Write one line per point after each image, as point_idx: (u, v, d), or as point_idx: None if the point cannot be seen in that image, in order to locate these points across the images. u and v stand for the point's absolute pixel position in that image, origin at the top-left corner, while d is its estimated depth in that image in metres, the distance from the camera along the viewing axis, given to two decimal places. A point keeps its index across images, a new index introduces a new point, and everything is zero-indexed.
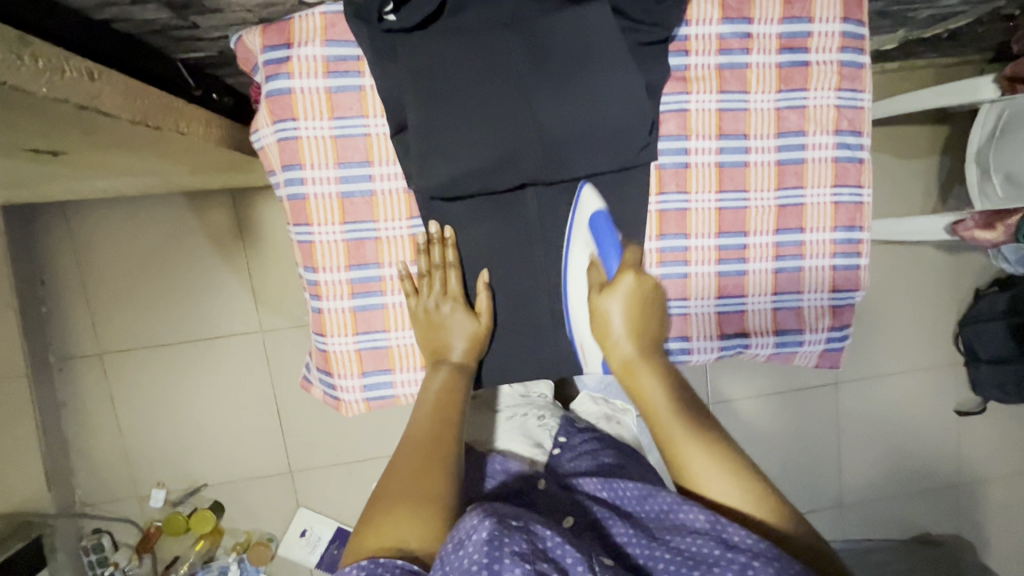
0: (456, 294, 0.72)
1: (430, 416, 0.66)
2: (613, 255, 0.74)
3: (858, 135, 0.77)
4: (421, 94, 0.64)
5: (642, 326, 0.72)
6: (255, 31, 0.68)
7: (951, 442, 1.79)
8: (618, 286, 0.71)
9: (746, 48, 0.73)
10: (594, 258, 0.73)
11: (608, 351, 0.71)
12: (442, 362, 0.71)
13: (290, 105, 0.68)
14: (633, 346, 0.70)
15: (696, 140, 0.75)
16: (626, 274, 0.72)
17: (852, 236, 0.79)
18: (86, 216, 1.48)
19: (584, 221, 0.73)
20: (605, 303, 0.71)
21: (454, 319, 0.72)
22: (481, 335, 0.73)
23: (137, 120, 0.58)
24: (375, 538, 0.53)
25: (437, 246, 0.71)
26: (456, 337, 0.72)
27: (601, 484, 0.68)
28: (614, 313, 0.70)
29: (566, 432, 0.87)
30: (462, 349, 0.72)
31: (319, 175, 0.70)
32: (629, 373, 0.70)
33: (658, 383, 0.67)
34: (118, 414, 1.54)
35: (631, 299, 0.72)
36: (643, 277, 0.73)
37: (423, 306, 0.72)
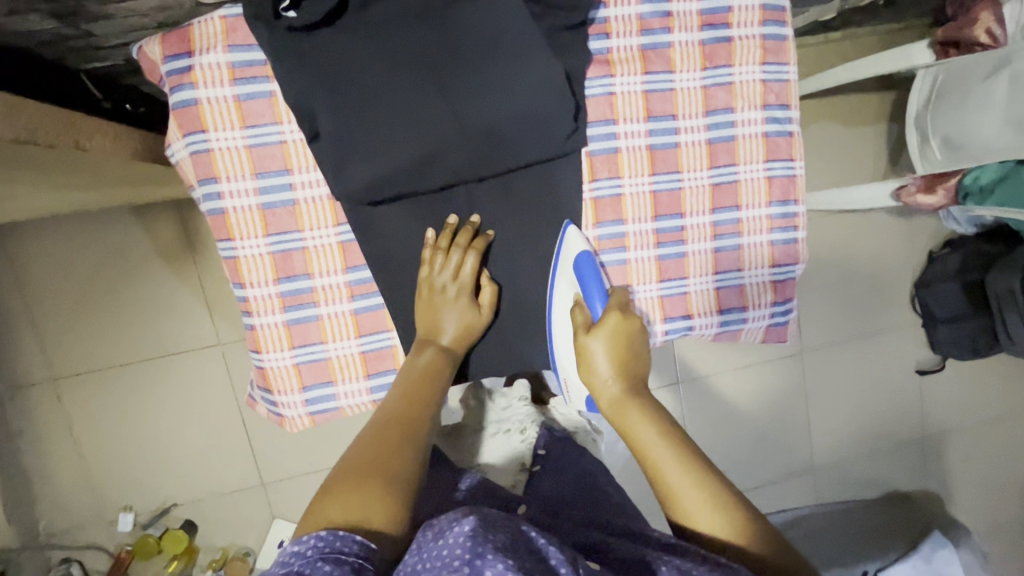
0: (465, 283, 0.70)
1: (408, 402, 0.63)
2: (599, 300, 0.71)
3: (787, 108, 0.77)
4: (331, 95, 0.61)
5: (629, 366, 0.66)
6: (154, 40, 0.64)
7: (914, 401, 1.85)
8: (604, 326, 0.67)
9: (668, 27, 0.72)
10: (578, 299, 0.71)
11: (595, 393, 0.66)
12: (432, 347, 0.69)
13: (198, 117, 0.65)
14: (621, 387, 0.65)
15: (625, 124, 0.73)
16: (611, 315, 0.68)
17: (787, 210, 0.80)
18: (20, 239, 1.41)
19: (569, 260, 0.72)
20: (590, 344, 0.67)
21: (455, 303, 0.70)
22: (476, 328, 0.72)
23: (23, 138, 0.54)
24: (333, 511, 0.49)
25: (465, 234, 0.70)
26: (450, 325, 0.70)
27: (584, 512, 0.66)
28: (598, 354, 0.66)
29: (546, 443, 0.85)
30: (453, 335, 0.71)
31: (236, 188, 0.67)
32: (620, 415, 0.63)
33: (647, 425, 0.61)
34: (76, 440, 1.49)
35: (619, 340, 0.67)
36: (631, 317, 0.69)
37: (427, 280, 0.70)
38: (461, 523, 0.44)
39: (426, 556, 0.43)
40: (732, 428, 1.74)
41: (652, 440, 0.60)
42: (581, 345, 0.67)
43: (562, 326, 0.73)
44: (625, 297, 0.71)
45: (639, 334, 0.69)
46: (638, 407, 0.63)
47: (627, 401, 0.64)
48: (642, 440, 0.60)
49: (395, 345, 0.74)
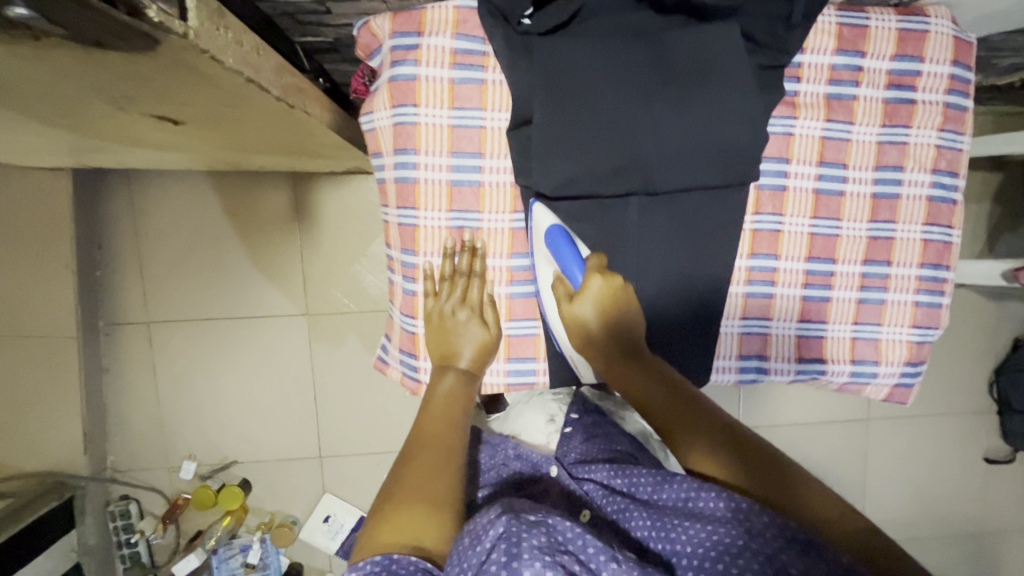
0: (474, 304, 0.75)
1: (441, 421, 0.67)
2: (574, 267, 0.69)
3: (955, 176, 0.78)
4: (552, 94, 0.65)
5: (617, 321, 0.70)
6: (385, 16, 0.70)
7: (976, 489, 1.79)
8: (585, 296, 0.69)
9: (857, 81, 0.74)
10: (558, 273, 0.72)
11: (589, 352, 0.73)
12: (451, 370, 0.73)
13: (413, 91, 0.70)
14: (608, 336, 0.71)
15: (797, 165, 0.76)
16: (593, 279, 0.69)
17: (937, 274, 0.80)
18: (149, 185, 1.50)
19: (541, 235, 0.71)
20: (577, 310, 0.70)
21: (468, 323, 0.74)
22: (490, 345, 0.76)
23: (280, 96, 0.61)
24: (385, 536, 0.53)
25: (467, 256, 0.74)
26: (466, 343, 0.74)
27: (613, 472, 0.70)
28: (586, 318, 0.70)
29: (578, 409, 0.90)
30: (470, 357, 0.74)
31: (431, 161, 0.72)
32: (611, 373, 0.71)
33: (649, 380, 0.67)
34: (158, 383, 1.55)
35: (605, 301, 0.70)
36: (612, 278, 0.69)
37: (438, 309, 0.75)
38: (494, 526, 0.51)
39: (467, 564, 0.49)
40: None
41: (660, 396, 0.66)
42: (569, 314, 0.71)
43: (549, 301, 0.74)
44: (604, 260, 0.71)
45: (620, 289, 0.70)
46: (637, 365, 0.69)
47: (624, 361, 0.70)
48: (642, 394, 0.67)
49: (539, 334, 0.78)
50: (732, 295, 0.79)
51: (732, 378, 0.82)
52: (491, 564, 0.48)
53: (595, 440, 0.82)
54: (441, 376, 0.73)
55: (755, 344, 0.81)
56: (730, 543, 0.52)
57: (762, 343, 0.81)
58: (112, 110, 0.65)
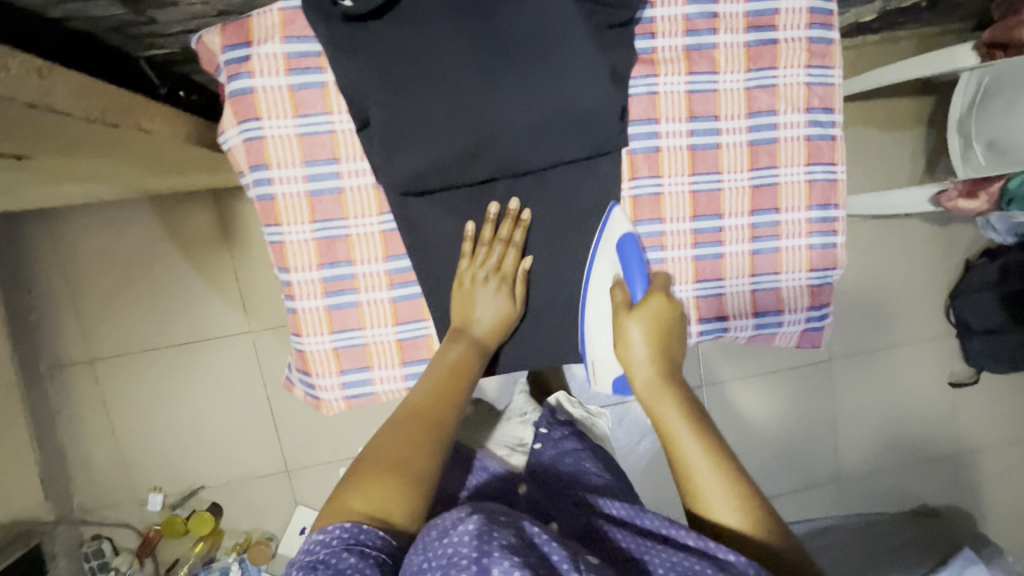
0: (506, 275, 0.71)
1: (434, 393, 0.64)
2: (640, 283, 0.73)
3: (830, 112, 0.76)
4: (383, 89, 0.63)
5: (666, 356, 0.68)
6: (215, 30, 0.67)
7: (945, 414, 1.80)
8: (645, 308, 0.70)
9: (713, 28, 0.73)
10: (619, 278, 0.72)
11: (631, 374, 0.68)
12: (465, 337, 0.70)
13: (252, 105, 0.67)
14: (655, 368, 0.67)
15: (667, 123, 0.74)
16: (655, 299, 0.71)
17: (827, 214, 0.78)
18: (68, 222, 1.47)
19: (612, 241, 0.73)
20: (630, 324, 0.69)
21: (486, 287, 0.71)
22: (511, 318, 0.72)
23: (90, 118, 0.58)
24: (355, 502, 0.52)
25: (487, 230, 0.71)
26: (485, 313, 0.71)
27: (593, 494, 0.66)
28: (636, 338, 0.68)
29: (547, 424, 0.87)
30: (487, 326, 0.71)
31: (286, 175, 0.69)
32: (653, 400, 0.65)
33: (684, 425, 0.61)
34: (111, 421, 1.54)
35: (658, 322, 0.70)
36: (673, 303, 0.72)
37: (467, 273, 0.72)
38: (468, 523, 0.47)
39: (432, 555, 0.46)
40: (753, 435, 1.73)
41: (686, 436, 0.61)
42: (621, 323, 0.70)
43: (600, 309, 0.73)
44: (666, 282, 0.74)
45: (677, 321, 0.71)
46: (673, 398, 0.64)
47: (661, 388, 0.66)
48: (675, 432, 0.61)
49: (431, 334, 0.75)
50: None
51: None
52: (461, 559, 0.45)
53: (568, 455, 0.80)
54: (454, 341, 0.69)
55: None
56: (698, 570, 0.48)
57: None
58: None
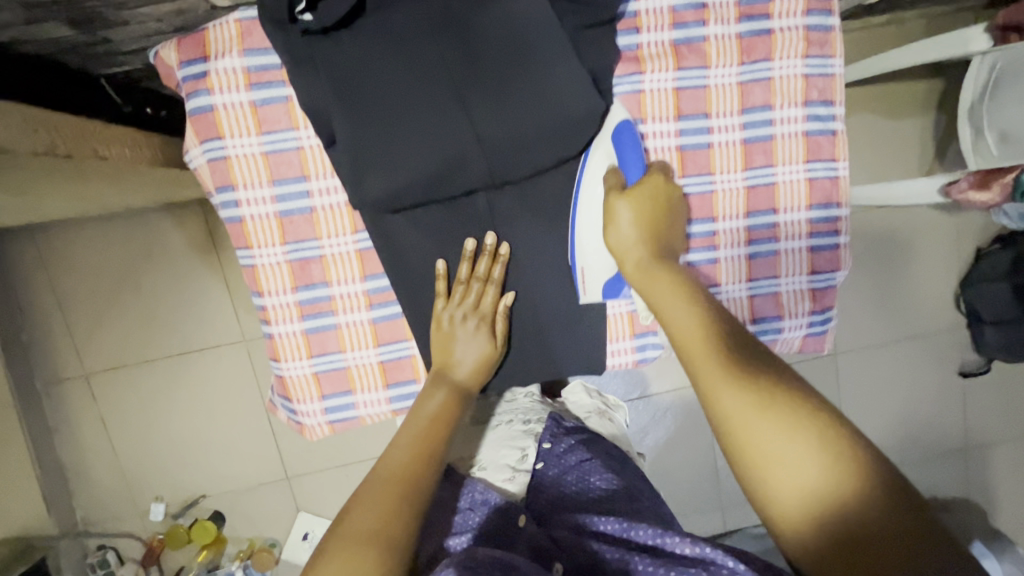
0: (485, 314, 0.68)
1: (411, 455, 0.59)
2: (635, 168, 0.67)
3: (830, 105, 0.71)
4: (347, 102, 0.59)
5: (657, 235, 0.64)
6: (170, 45, 0.63)
7: (955, 404, 1.77)
8: (639, 190, 0.65)
9: (702, 21, 0.68)
10: (614, 166, 0.66)
11: (619, 258, 0.64)
12: (444, 383, 0.67)
13: (214, 123, 0.64)
14: (646, 248, 0.63)
15: (654, 124, 0.70)
16: (654, 176, 0.66)
17: (828, 213, 0.74)
18: (53, 235, 1.44)
19: (610, 126, 0.66)
20: (619, 204, 0.64)
21: (467, 327, 0.68)
22: (492, 359, 0.70)
23: (42, 151, 0.53)
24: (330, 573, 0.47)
25: (485, 260, 0.68)
26: (467, 357, 0.68)
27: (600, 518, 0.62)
28: (623, 217, 0.64)
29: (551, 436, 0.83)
30: (469, 368, 0.68)
31: (253, 195, 0.66)
32: (646, 282, 0.61)
33: (687, 310, 0.56)
34: (109, 434, 1.53)
35: (650, 206, 0.65)
36: (671, 188, 0.68)
37: (443, 314, 0.68)
38: None
39: None
40: None
41: (684, 320, 0.55)
42: (609, 205, 0.64)
43: (589, 211, 0.67)
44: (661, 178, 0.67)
45: (671, 202, 0.68)
46: (669, 276, 0.60)
47: (654, 267, 0.61)
48: (671, 320, 0.56)
49: (414, 354, 0.72)
50: None
51: (631, 359, 0.78)
52: None
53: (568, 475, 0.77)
54: (433, 387, 0.66)
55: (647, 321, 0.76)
56: None
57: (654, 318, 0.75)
58: None
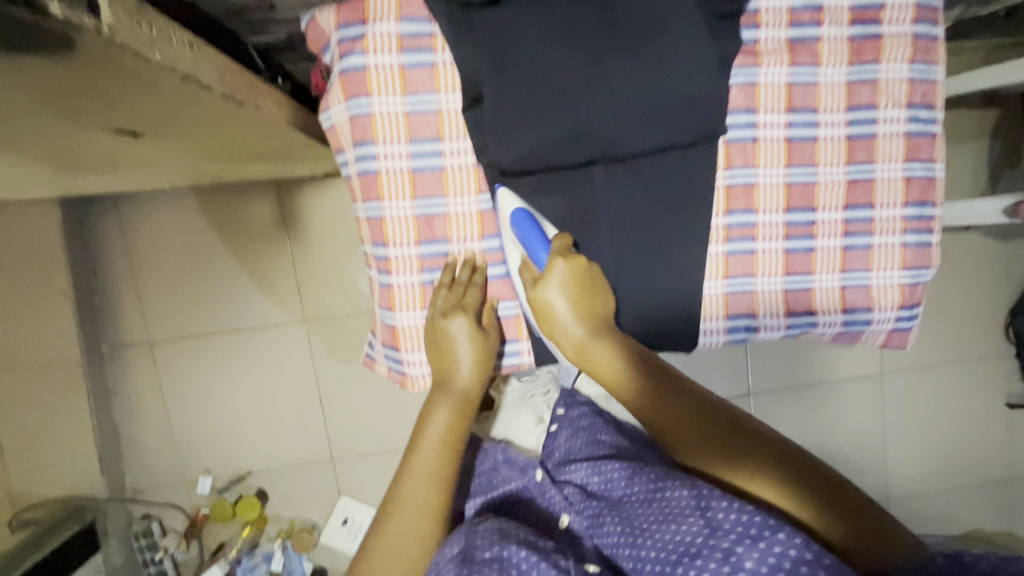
0: (468, 308, 0.71)
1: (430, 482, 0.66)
2: (540, 248, 0.69)
3: (931, 109, 0.75)
4: (496, 70, 0.64)
5: (590, 307, 0.69)
6: (329, 9, 0.69)
7: (1000, 434, 1.76)
8: (551, 276, 0.67)
9: (818, 20, 0.72)
10: (524, 258, 0.70)
11: (559, 341, 0.69)
12: (449, 396, 0.71)
13: (364, 81, 0.69)
14: (585, 329, 0.68)
15: (765, 114, 0.74)
16: (558, 261, 0.67)
17: (923, 212, 0.77)
18: (135, 206, 1.51)
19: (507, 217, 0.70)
20: (543, 294, 0.67)
21: (454, 323, 0.70)
22: (486, 358, 0.72)
23: (226, 95, 0.60)
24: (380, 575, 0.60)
25: (464, 270, 0.73)
26: (463, 359, 0.71)
27: (590, 470, 0.74)
28: (554, 302, 0.67)
29: (565, 404, 0.95)
30: (467, 374, 0.71)
31: (391, 150, 0.71)
32: (585, 360, 0.68)
33: (615, 360, 0.68)
34: (166, 403, 1.57)
35: (573, 283, 0.68)
36: (576, 259, 0.68)
37: (434, 321, 0.72)
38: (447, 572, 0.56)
39: None
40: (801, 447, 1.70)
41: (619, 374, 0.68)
42: (537, 298, 0.68)
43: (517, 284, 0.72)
44: (569, 242, 0.69)
45: (592, 274, 0.70)
46: (603, 348, 0.68)
47: (590, 343, 0.68)
48: (613, 374, 0.68)
49: (519, 315, 0.76)
50: (713, 255, 0.76)
51: (722, 339, 0.79)
52: None
53: (579, 435, 0.87)
54: (436, 405, 0.70)
55: (742, 303, 0.78)
56: (691, 543, 0.54)
57: (750, 301, 0.78)
58: (61, 127, 0.65)
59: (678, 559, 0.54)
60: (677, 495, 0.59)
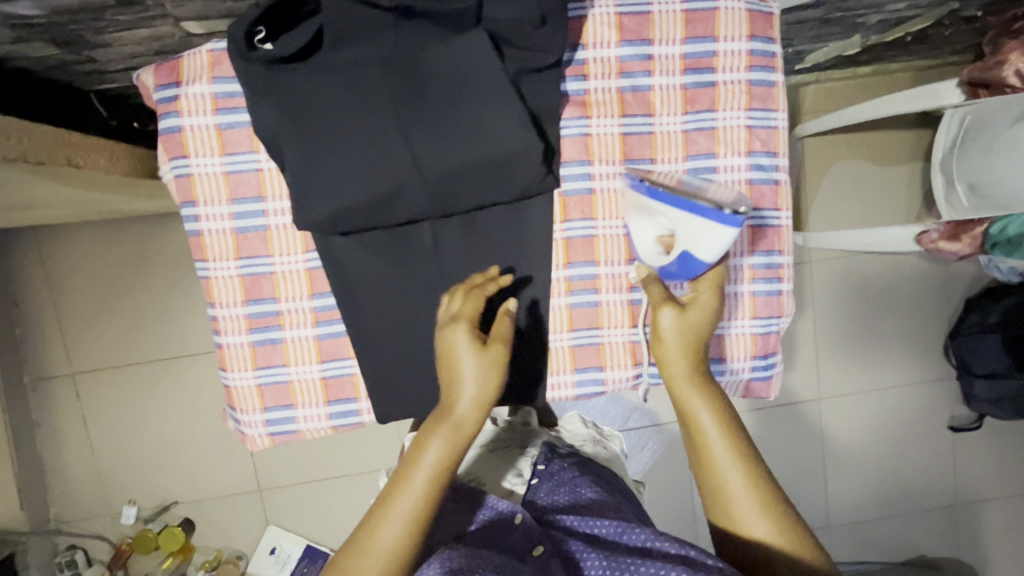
0: (467, 320, 0.64)
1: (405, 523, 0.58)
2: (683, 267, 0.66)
3: (773, 156, 0.73)
4: (297, 132, 0.63)
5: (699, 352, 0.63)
6: (149, 69, 0.69)
7: (944, 458, 1.72)
8: (686, 317, 0.63)
9: (648, 70, 0.71)
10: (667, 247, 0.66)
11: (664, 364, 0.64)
12: (443, 426, 0.61)
13: (181, 143, 0.68)
14: (691, 371, 0.63)
15: (600, 165, 0.72)
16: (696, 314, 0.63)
17: (771, 260, 0.75)
18: (54, 237, 1.51)
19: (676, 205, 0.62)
20: (667, 328, 0.63)
21: (466, 353, 0.62)
22: (494, 388, 0.62)
23: (12, 158, 0.60)
24: None
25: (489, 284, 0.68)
26: (468, 385, 0.62)
27: (578, 520, 0.69)
28: (670, 338, 0.63)
29: (545, 457, 0.85)
30: (468, 402, 0.61)
31: (212, 211, 0.70)
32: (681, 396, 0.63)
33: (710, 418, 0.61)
34: (90, 432, 1.56)
35: (690, 328, 0.63)
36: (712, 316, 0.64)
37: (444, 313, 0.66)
38: None
39: None
40: None
41: (711, 429, 0.61)
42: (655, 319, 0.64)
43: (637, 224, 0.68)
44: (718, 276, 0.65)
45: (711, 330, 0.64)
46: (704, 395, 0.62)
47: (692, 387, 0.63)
48: (703, 429, 0.61)
49: (355, 374, 0.74)
50: (555, 308, 0.75)
51: (571, 393, 0.77)
52: None
53: (561, 489, 0.78)
54: (431, 435, 0.61)
55: (589, 357, 0.76)
56: None
57: (596, 354, 0.76)
58: None
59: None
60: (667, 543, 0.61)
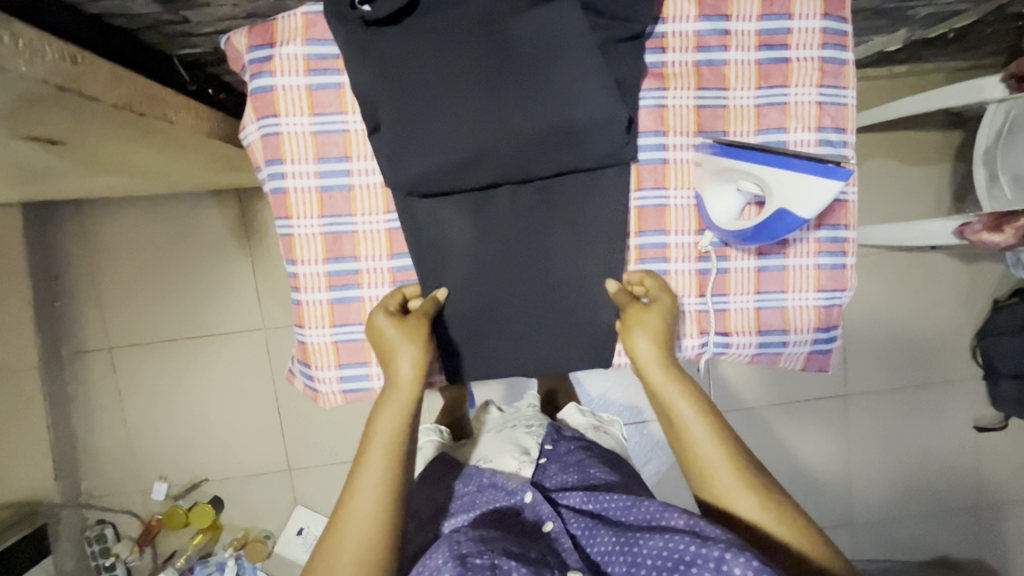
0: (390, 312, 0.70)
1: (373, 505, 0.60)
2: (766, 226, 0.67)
3: (842, 132, 0.75)
4: (390, 91, 0.65)
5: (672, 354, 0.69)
6: (242, 31, 0.71)
7: (969, 459, 1.73)
8: (649, 325, 0.69)
9: (724, 45, 0.73)
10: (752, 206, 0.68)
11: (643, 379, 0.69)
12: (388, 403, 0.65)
13: (272, 102, 0.70)
14: (667, 375, 0.68)
15: (674, 136, 0.74)
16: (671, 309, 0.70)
17: (837, 234, 0.77)
18: (96, 212, 1.53)
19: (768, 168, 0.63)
20: (639, 344, 0.69)
21: (394, 332, 0.68)
22: (423, 361, 0.67)
23: (120, 105, 0.64)
24: None
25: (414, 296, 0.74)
26: (398, 362, 0.66)
27: (585, 497, 0.71)
28: (645, 353, 0.69)
29: (552, 437, 0.87)
30: (408, 375, 0.66)
31: (299, 170, 0.72)
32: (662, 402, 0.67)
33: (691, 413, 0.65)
34: (123, 408, 1.58)
35: (660, 334, 0.70)
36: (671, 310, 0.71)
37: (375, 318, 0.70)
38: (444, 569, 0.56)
39: None
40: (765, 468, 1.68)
41: (697, 431, 0.65)
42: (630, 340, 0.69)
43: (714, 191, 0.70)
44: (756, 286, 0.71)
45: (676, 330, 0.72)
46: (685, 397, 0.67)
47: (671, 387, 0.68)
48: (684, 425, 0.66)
49: None
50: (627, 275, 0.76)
51: None
52: None
53: (571, 469, 0.81)
54: (377, 414, 0.65)
55: None
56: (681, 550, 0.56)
57: None
58: None
59: (674, 566, 0.55)
60: (675, 520, 0.62)
